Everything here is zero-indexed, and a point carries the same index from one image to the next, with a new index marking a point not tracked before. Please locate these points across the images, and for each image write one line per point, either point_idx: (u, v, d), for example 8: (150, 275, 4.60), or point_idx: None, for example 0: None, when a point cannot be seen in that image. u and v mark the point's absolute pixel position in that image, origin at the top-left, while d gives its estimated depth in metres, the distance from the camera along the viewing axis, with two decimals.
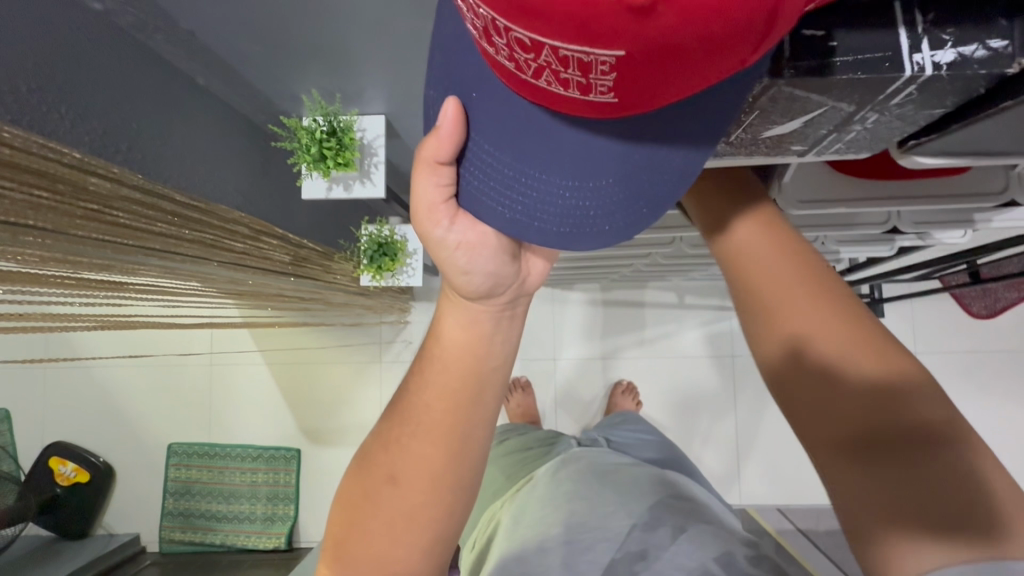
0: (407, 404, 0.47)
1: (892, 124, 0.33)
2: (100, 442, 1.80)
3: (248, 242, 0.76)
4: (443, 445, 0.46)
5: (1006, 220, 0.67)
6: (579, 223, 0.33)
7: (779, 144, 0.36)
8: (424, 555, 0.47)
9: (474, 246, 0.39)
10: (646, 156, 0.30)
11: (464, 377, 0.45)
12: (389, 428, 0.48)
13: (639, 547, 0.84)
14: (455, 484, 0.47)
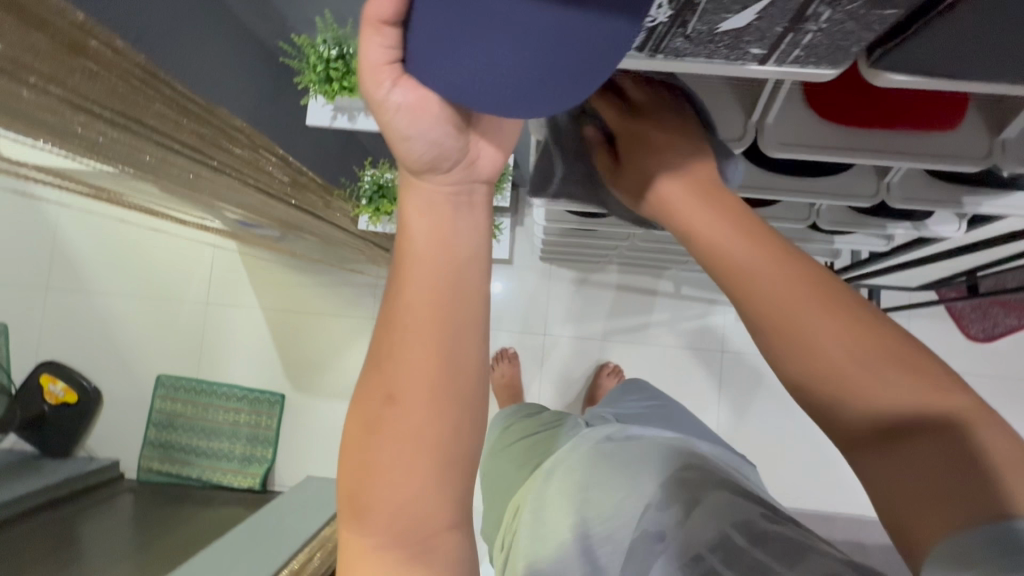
0: (383, 318, 0.34)
1: (844, 28, 0.34)
2: (92, 367, 1.84)
3: (247, 152, 0.77)
4: (437, 361, 0.33)
5: (992, 205, 0.68)
6: (519, 90, 0.32)
7: (736, 44, 0.37)
8: (451, 501, 0.34)
9: (419, 108, 0.33)
10: (582, 14, 0.30)
11: (447, 268, 0.34)
12: (370, 352, 0.35)
13: (658, 529, 0.61)
14: (466, 411, 0.34)
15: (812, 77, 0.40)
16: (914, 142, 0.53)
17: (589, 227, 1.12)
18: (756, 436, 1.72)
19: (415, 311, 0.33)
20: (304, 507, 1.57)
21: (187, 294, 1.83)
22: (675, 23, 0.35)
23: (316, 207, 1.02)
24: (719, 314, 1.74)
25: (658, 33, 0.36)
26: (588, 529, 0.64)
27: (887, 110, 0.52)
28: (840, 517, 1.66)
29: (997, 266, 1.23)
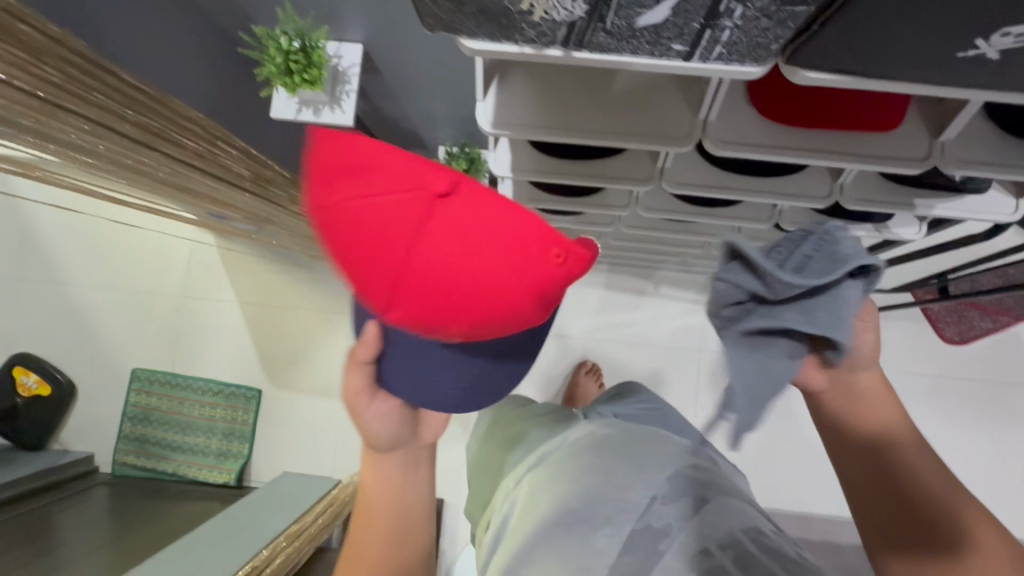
0: (360, 520, 0.53)
1: (761, 26, 0.32)
2: (69, 359, 1.83)
3: (203, 144, 0.76)
4: (391, 532, 0.52)
5: (945, 207, 0.68)
6: (458, 400, 0.49)
7: (657, 40, 0.34)
8: None
9: (388, 414, 0.51)
10: (491, 371, 0.49)
11: (396, 493, 0.53)
12: (348, 542, 0.54)
13: (665, 525, 0.57)
14: (409, 569, 0.52)
15: (739, 76, 0.37)
16: (856, 143, 0.53)
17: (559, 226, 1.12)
18: (731, 435, 1.72)
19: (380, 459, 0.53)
20: (277, 502, 1.56)
21: (165, 287, 1.82)
22: (591, 18, 0.33)
23: (280, 201, 1.01)
24: (697, 315, 1.74)
25: (574, 27, 0.34)
26: (593, 522, 0.59)
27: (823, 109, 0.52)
28: (815, 517, 1.67)
29: (966, 269, 1.23)
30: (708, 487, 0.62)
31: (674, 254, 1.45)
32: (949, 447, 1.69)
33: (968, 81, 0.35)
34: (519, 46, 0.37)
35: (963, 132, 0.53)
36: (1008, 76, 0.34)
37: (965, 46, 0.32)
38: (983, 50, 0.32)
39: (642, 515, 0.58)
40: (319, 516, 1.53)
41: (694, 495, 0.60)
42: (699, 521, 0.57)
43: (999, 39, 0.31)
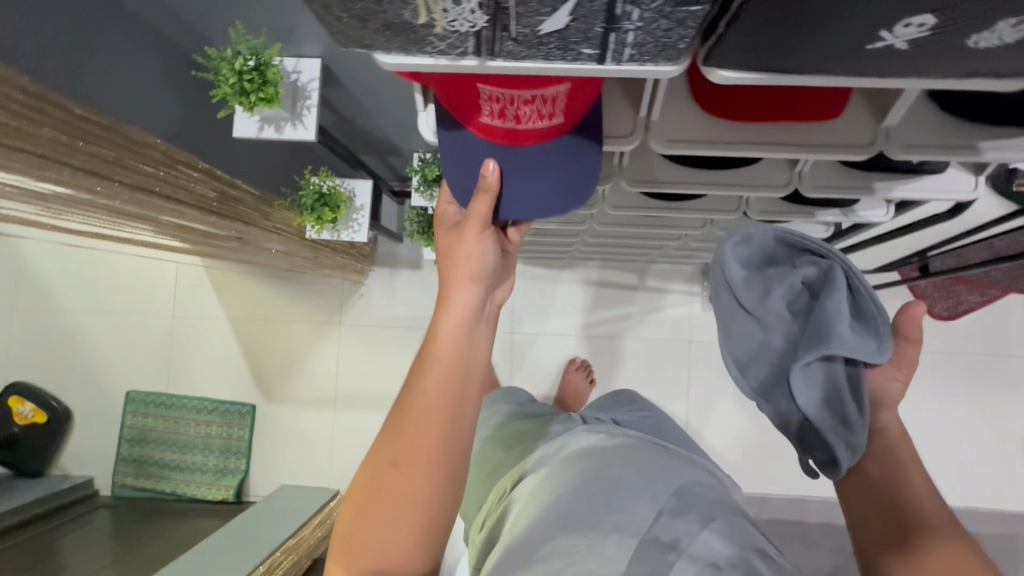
0: (407, 403, 0.49)
1: (663, 26, 0.32)
2: (63, 385, 1.83)
3: (163, 170, 0.76)
4: (445, 415, 0.49)
5: (904, 189, 0.68)
6: (546, 202, 0.55)
7: (566, 46, 0.34)
8: (425, 524, 0.49)
9: (480, 250, 0.54)
10: (577, 156, 0.55)
11: (456, 368, 0.49)
12: (394, 419, 0.49)
13: (672, 538, 0.61)
14: (451, 461, 0.49)
15: (655, 75, 0.37)
16: (801, 133, 0.53)
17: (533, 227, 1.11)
18: (725, 423, 1.72)
19: (430, 386, 0.49)
20: (274, 516, 1.57)
21: (153, 309, 1.83)
22: (494, 26, 0.33)
23: (248, 218, 1.01)
24: (685, 306, 1.74)
25: (481, 36, 0.34)
26: (598, 530, 0.63)
27: (763, 104, 0.51)
28: (813, 501, 1.67)
29: (945, 246, 1.23)
30: (712, 507, 0.67)
31: (654, 248, 1.45)
32: (945, 423, 1.68)
33: (886, 70, 0.35)
34: (432, 57, 0.36)
35: (905, 118, 0.53)
36: (925, 63, 0.34)
37: (870, 37, 0.31)
38: (890, 40, 0.32)
39: (649, 527, 0.63)
40: (317, 528, 1.53)
41: (698, 512, 0.64)
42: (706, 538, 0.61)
43: (902, 29, 0.30)
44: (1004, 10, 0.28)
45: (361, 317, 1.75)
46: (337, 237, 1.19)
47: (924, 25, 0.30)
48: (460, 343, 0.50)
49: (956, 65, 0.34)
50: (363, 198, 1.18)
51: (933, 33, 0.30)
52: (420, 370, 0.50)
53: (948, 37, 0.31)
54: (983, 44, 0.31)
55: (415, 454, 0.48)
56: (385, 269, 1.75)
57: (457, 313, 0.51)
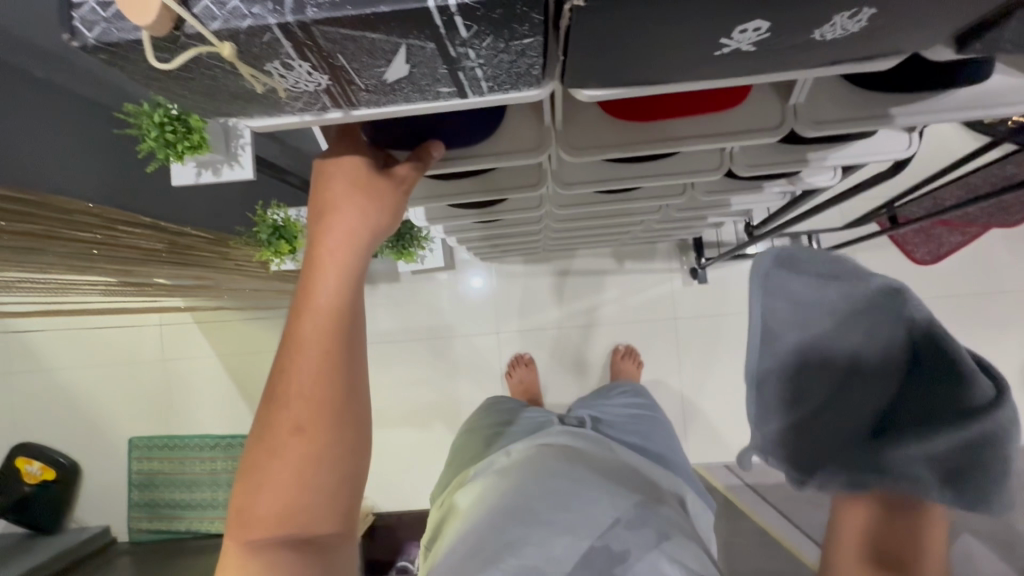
0: (291, 363, 0.45)
1: (506, 59, 0.31)
2: (65, 441, 1.85)
3: (100, 232, 0.77)
4: (333, 370, 0.45)
5: (837, 158, 0.67)
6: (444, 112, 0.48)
7: (417, 87, 0.33)
8: (332, 489, 0.46)
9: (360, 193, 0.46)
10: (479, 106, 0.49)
11: (338, 317, 0.45)
12: (278, 383, 0.45)
13: (621, 550, 0.80)
14: (353, 416, 0.46)
15: (525, 99, 0.37)
16: (708, 124, 0.52)
17: (493, 232, 1.11)
18: (721, 395, 1.73)
19: (314, 335, 0.45)
20: None
21: (143, 354, 1.84)
22: (339, 82, 0.32)
23: (208, 261, 1.01)
24: (665, 284, 1.74)
25: (332, 91, 0.33)
26: (556, 535, 0.81)
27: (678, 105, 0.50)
28: None
29: (911, 193, 1.21)
30: (661, 523, 0.84)
31: (625, 233, 1.44)
32: None
33: (747, 67, 0.34)
34: (295, 115, 0.36)
35: (813, 92, 0.52)
36: (778, 61, 0.33)
37: (713, 44, 0.31)
38: (733, 45, 0.31)
39: (603, 536, 0.82)
40: None
41: (653, 529, 0.82)
42: (654, 557, 0.78)
43: (742, 35, 0.30)
44: (832, 3, 0.28)
45: None
46: (301, 266, 1.18)
47: (759, 29, 0.29)
48: (342, 284, 0.45)
49: (812, 57, 0.33)
50: None
51: (771, 33, 0.30)
52: (299, 319, 0.45)
53: (790, 34, 0.30)
54: (830, 35, 0.31)
55: (304, 409, 0.44)
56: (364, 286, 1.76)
57: (333, 256, 0.45)
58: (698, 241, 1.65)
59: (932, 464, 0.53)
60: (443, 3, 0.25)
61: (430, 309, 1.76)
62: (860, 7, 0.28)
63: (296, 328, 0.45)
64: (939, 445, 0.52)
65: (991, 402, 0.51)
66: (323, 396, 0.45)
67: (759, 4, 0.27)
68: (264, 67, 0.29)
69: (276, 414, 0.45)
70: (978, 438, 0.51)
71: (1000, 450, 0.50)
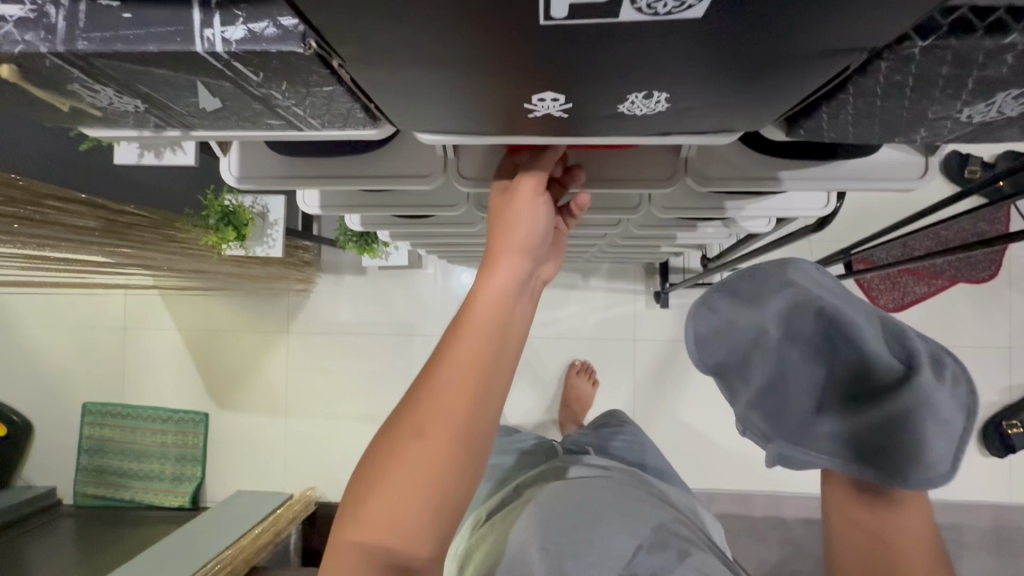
0: (440, 362, 0.41)
1: (318, 101, 0.31)
2: (21, 398, 1.87)
3: (32, 207, 0.76)
4: (477, 384, 0.40)
5: (754, 207, 0.66)
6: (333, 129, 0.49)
7: (244, 117, 0.33)
8: (436, 517, 0.39)
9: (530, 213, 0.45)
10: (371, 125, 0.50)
11: (495, 332, 0.41)
12: (419, 383, 0.41)
13: (648, 574, 0.66)
14: (481, 441, 0.40)
15: (368, 136, 0.37)
16: (595, 168, 0.52)
17: (441, 240, 1.11)
18: (674, 421, 1.72)
19: (473, 338, 0.41)
20: (222, 523, 1.60)
21: (105, 321, 1.85)
22: (158, 106, 0.32)
23: (149, 241, 1.02)
24: (629, 304, 1.74)
25: (156, 113, 0.33)
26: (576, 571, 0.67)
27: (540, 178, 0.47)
28: (759, 495, 1.68)
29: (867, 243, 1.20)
30: (687, 540, 0.70)
31: (586, 252, 1.43)
32: None
33: (575, 132, 0.34)
34: (133, 129, 0.36)
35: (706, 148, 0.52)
36: (603, 128, 0.33)
37: (520, 108, 0.31)
38: (543, 110, 0.31)
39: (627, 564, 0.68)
40: (260, 535, 1.55)
41: (676, 547, 0.68)
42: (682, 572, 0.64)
43: (542, 101, 0.30)
44: (616, 83, 0.28)
45: (308, 326, 1.77)
46: (251, 253, 1.18)
47: (557, 99, 0.30)
48: (507, 304, 0.43)
49: (635, 127, 0.34)
50: (276, 214, 1.16)
51: (574, 104, 0.30)
52: (460, 324, 0.42)
53: (595, 106, 0.31)
54: (638, 111, 0.31)
55: (443, 429, 0.39)
56: (330, 277, 1.76)
57: (506, 278, 0.43)
58: (664, 265, 1.65)
59: (860, 439, 0.44)
60: (213, 49, 0.25)
61: (393, 305, 1.76)
62: (649, 89, 0.28)
63: (455, 329, 0.42)
64: (869, 420, 0.44)
65: (902, 376, 0.43)
66: (470, 419, 0.40)
67: (545, 78, 0.28)
68: (66, 88, 0.29)
69: (422, 402, 0.40)
70: (903, 410, 0.42)
71: (924, 430, 0.41)
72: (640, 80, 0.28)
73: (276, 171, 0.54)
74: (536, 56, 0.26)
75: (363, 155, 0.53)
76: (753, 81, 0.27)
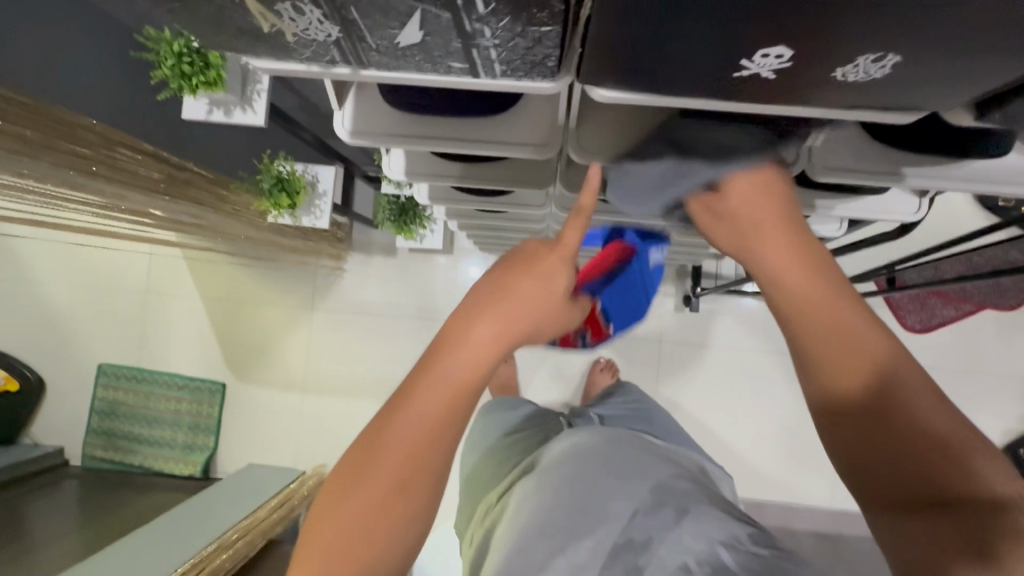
0: (362, 469, 0.41)
1: (521, 44, 0.30)
2: (35, 354, 1.84)
3: (99, 149, 0.75)
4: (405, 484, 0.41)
5: (846, 208, 0.66)
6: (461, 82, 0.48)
7: (429, 57, 0.33)
8: None
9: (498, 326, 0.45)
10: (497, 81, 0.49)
11: (424, 438, 0.42)
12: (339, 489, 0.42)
13: (646, 538, 0.55)
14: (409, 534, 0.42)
15: (539, 89, 0.36)
16: None
17: (494, 224, 1.10)
18: (694, 425, 1.72)
19: (397, 444, 0.41)
20: (236, 494, 1.58)
21: (127, 283, 1.82)
22: (350, 36, 0.31)
23: (205, 200, 1.00)
24: (657, 306, 1.73)
25: (342, 45, 0.32)
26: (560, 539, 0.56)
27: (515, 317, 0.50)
28: (771, 505, 1.68)
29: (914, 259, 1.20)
30: (688, 497, 0.58)
31: None
32: None
33: (764, 96, 0.34)
34: (303, 63, 0.35)
35: (835, 136, 0.51)
36: (794, 94, 0.34)
37: (732, 66, 0.31)
38: (754, 70, 0.31)
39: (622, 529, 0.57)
40: (275, 510, 1.54)
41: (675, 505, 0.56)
42: (678, 535, 0.53)
43: (761, 59, 0.30)
44: (844, 45, 0.28)
45: (334, 303, 1.76)
46: (298, 223, 1.17)
47: (782, 56, 0.30)
48: (475, 363, 0.43)
49: (831, 100, 0.34)
50: (326, 185, 1.15)
51: (792, 63, 0.30)
52: (388, 426, 0.42)
53: (809, 70, 0.31)
54: (852, 77, 0.31)
55: (399, 469, 0.41)
56: (360, 256, 1.75)
57: (442, 384, 0.43)
58: (697, 269, 1.65)
59: None
60: None
61: (421, 289, 1.75)
62: (884, 53, 0.28)
63: (380, 434, 0.42)
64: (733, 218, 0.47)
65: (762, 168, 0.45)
66: (427, 459, 0.42)
67: (780, 32, 0.28)
68: (274, 6, 0.28)
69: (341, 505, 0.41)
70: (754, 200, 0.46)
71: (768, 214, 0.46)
72: (874, 44, 0.28)
73: (391, 129, 0.53)
74: (792, 2, 0.26)
75: (482, 117, 0.52)
76: (989, 51, 0.28)
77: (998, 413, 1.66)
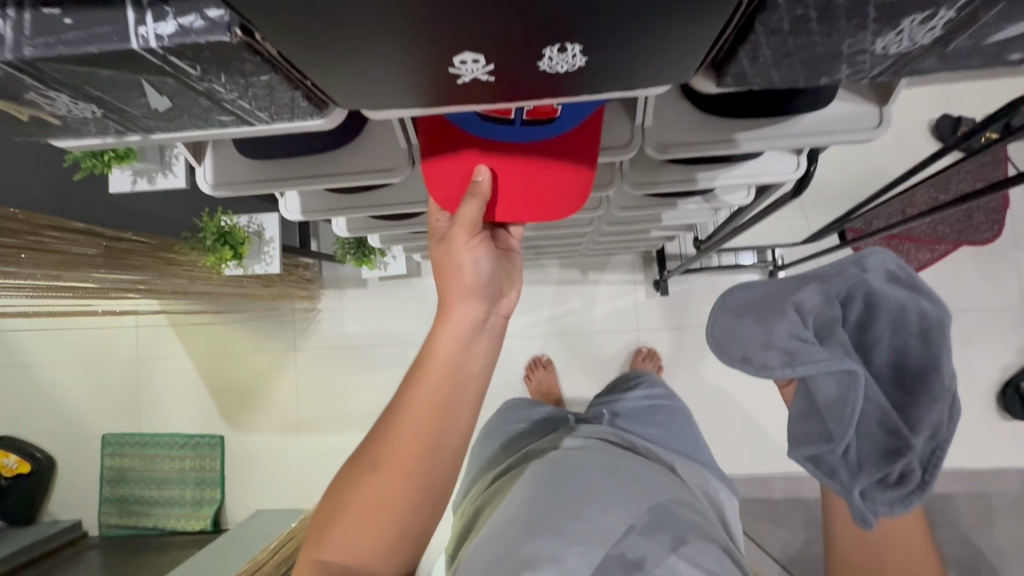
0: (402, 409, 0.54)
1: (261, 93, 0.33)
2: (43, 435, 1.91)
3: (22, 236, 0.80)
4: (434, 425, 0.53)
5: (724, 177, 0.67)
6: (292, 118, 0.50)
7: (197, 116, 0.35)
8: (396, 540, 0.53)
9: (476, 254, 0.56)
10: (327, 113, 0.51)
11: (448, 378, 0.54)
12: (385, 428, 0.54)
13: (639, 557, 0.62)
14: (432, 477, 0.54)
15: (318, 125, 0.38)
16: None
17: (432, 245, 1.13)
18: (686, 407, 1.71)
19: (430, 385, 0.53)
20: (242, 543, 1.62)
21: (118, 353, 1.89)
22: (112, 111, 0.34)
23: (147, 266, 1.07)
24: (629, 295, 1.74)
25: (113, 117, 0.35)
26: (568, 538, 0.64)
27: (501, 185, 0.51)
28: (777, 477, 1.65)
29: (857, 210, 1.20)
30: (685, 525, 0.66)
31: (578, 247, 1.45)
32: None
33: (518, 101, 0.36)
34: (96, 137, 0.38)
35: (666, 113, 0.53)
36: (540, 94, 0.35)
37: (447, 74, 0.32)
38: (469, 74, 0.32)
39: (617, 544, 0.64)
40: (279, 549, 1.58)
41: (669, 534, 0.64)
42: (674, 560, 0.60)
43: (466, 64, 0.31)
44: (551, 43, 0.30)
45: (316, 341, 1.80)
46: (249, 271, 1.20)
47: (479, 60, 0.31)
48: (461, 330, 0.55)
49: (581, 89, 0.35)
50: (270, 231, 1.19)
51: (497, 66, 0.32)
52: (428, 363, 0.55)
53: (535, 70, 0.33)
54: (558, 69, 0.33)
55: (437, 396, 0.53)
56: (332, 291, 1.79)
57: (460, 319, 0.55)
58: (660, 253, 1.66)
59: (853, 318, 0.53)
60: (146, 45, 0.28)
61: (395, 315, 1.77)
62: (562, 40, 0.30)
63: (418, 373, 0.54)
64: (878, 322, 0.52)
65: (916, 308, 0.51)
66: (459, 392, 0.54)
67: (471, 39, 0.29)
68: (24, 97, 0.32)
69: (390, 440, 0.53)
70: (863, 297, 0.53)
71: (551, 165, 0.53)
72: (572, 27, 0.29)
73: (247, 175, 0.56)
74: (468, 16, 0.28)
75: (319, 153, 0.54)
76: (684, 30, 0.29)
77: (997, 347, 1.54)
